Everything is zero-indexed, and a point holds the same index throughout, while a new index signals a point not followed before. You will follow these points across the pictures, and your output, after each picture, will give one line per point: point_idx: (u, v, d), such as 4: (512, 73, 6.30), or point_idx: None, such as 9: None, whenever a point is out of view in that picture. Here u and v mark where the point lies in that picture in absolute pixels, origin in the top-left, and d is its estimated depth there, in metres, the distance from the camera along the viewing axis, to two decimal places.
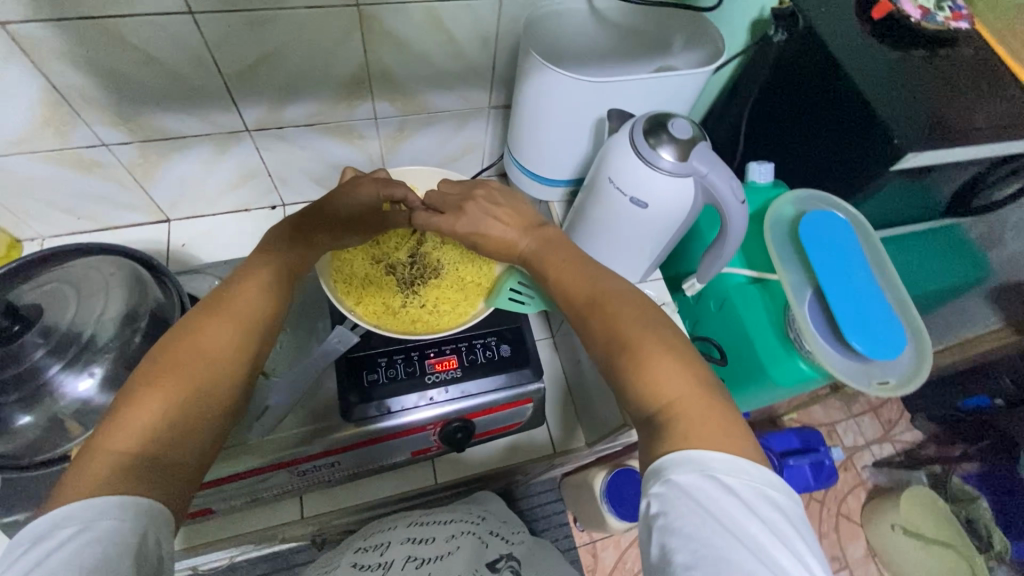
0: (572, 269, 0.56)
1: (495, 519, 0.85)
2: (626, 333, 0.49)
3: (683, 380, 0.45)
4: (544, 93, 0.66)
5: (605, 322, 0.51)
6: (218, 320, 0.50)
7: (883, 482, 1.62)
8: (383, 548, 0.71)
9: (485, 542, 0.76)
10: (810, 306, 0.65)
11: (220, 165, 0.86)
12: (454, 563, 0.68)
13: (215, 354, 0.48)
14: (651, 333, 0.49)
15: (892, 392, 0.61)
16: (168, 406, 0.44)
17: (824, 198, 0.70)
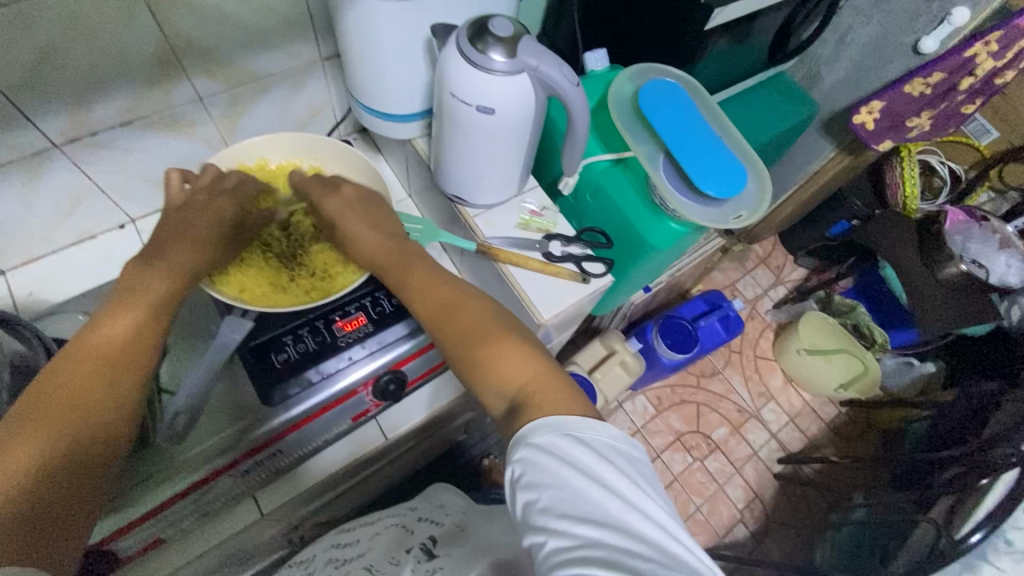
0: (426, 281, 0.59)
1: (430, 506, 0.91)
2: (485, 332, 0.54)
3: (530, 365, 0.50)
4: (365, 25, 0.64)
5: (462, 329, 0.55)
6: (77, 361, 0.49)
7: (785, 318, 1.83)
8: (316, 562, 0.80)
9: (411, 530, 0.82)
10: (665, 169, 0.71)
11: (38, 194, 0.76)
12: (369, 554, 0.76)
13: (78, 392, 0.47)
14: (506, 329, 0.53)
15: (746, 223, 0.69)
16: (37, 458, 0.42)
17: (654, 70, 0.76)
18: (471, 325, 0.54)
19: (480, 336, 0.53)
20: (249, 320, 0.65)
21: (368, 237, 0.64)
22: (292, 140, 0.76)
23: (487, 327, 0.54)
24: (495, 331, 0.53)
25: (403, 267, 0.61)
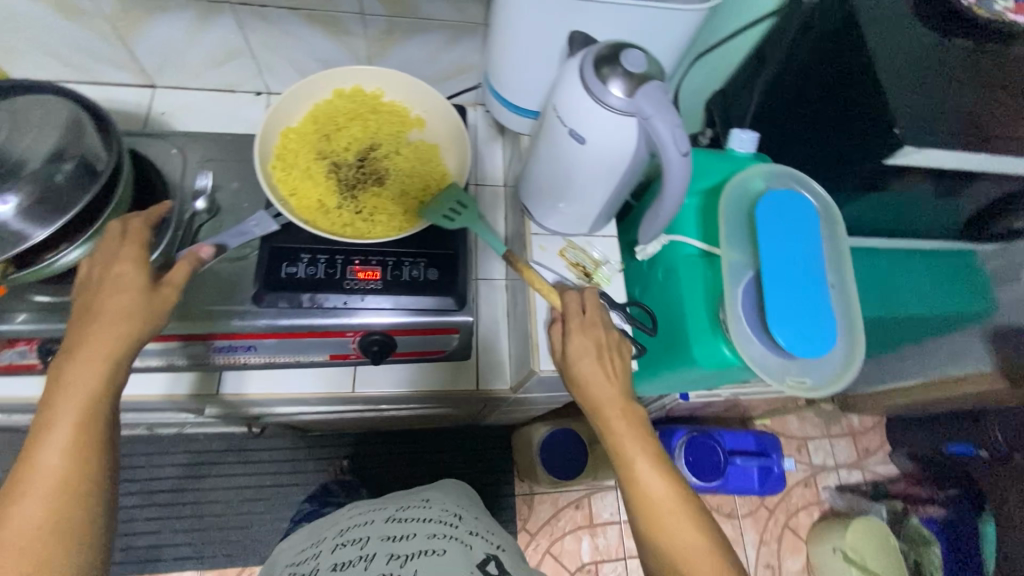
0: (665, 483, 0.55)
1: (470, 516, 0.79)
2: (699, 567, 0.51)
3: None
4: (516, 5, 0.62)
5: (673, 554, 0.52)
6: (80, 360, 0.51)
7: (841, 506, 1.56)
8: (362, 543, 0.66)
9: (470, 544, 0.68)
10: (745, 290, 0.60)
11: (202, 36, 0.84)
12: (443, 560, 0.62)
13: (88, 371, 0.51)
14: (714, 567, 0.51)
15: (805, 394, 0.58)
16: (68, 436, 0.48)
17: (796, 177, 0.65)
18: (688, 553, 0.52)
19: (687, 572, 0.51)
20: (277, 224, 0.65)
21: (617, 412, 0.58)
22: (411, 89, 0.76)
23: (707, 559, 0.52)
24: (710, 568, 0.51)
25: (632, 447, 0.56)
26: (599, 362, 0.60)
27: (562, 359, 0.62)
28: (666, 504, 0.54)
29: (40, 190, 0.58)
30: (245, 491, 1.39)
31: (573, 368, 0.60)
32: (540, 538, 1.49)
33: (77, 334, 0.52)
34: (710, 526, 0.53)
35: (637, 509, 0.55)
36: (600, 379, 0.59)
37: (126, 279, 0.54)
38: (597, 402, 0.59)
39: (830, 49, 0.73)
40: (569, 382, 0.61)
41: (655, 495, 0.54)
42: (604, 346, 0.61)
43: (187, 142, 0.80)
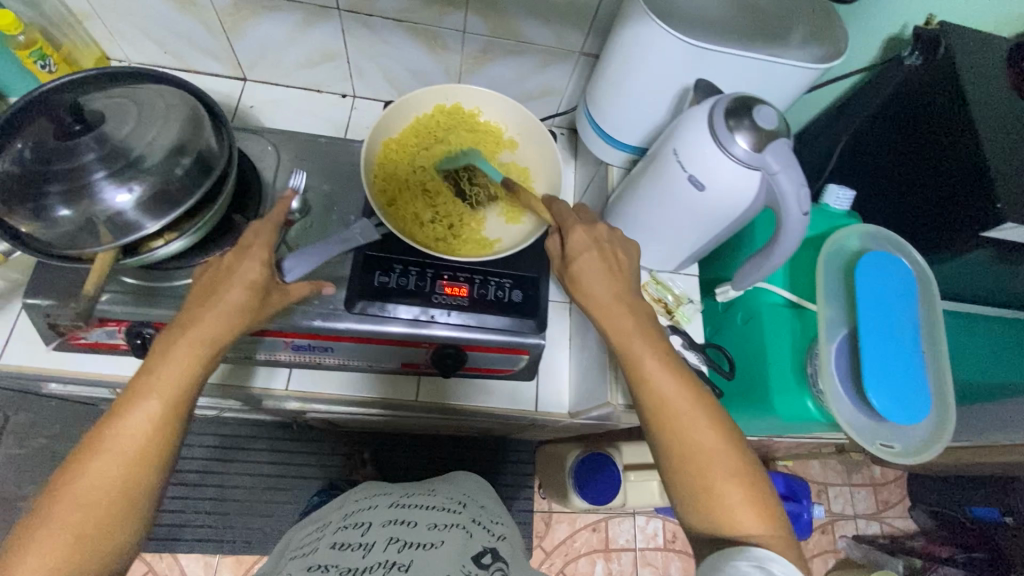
0: (678, 382, 0.53)
1: (474, 505, 0.79)
2: (716, 464, 0.51)
3: (756, 507, 0.50)
4: (640, 46, 0.63)
5: (693, 455, 0.51)
6: (185, 337, 0.52)
7: (857, 557, 1.54)
8: (363, 528, 0.66)
9: (470, 534, 0.67)
10: (839, 348, 0.61)
11: (304, 37, 0.86)
12: (439, 551, 0.61)
13: (189, 351, 0.52)
14: (726, 461, 0.51)
15: (891, 458, 0.59)
16: (157, 409, 0.50)
17: (894, 239, 0.65)
18: (705, 450, 0.51)
19: (699, 464, 0.51)
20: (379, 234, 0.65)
21: (629, 318, 0.57)
22: (512, 112, 0.78)
23: (721, 452, 0.51)
24: (724, 464, 0.51)
25: (644, 352, 0.55)
26: (609, 272, 0.59)
27: (564, 267, 0.61)
28: (679, 400, 0.53)
29: (159, 182, 0.59)
30: (268, 479, 1.38)
31: (578, 274, 0.59)
32: (554, 557, 1.49)
33: (187, 316, 0.53)
34: (726, 424, 0.52)
35: (651, 412, 0.53)
36: (610, 286, 0.58)
37: (245, 275, 0.56)
38: (605, 311, 0.57)
39: (930, 111, 0.74)
40: (573, 287, 0.60)
41: (669, 396, 0.53)
42: (613, 258, 0.60)
43: (281, 139, 0.81)
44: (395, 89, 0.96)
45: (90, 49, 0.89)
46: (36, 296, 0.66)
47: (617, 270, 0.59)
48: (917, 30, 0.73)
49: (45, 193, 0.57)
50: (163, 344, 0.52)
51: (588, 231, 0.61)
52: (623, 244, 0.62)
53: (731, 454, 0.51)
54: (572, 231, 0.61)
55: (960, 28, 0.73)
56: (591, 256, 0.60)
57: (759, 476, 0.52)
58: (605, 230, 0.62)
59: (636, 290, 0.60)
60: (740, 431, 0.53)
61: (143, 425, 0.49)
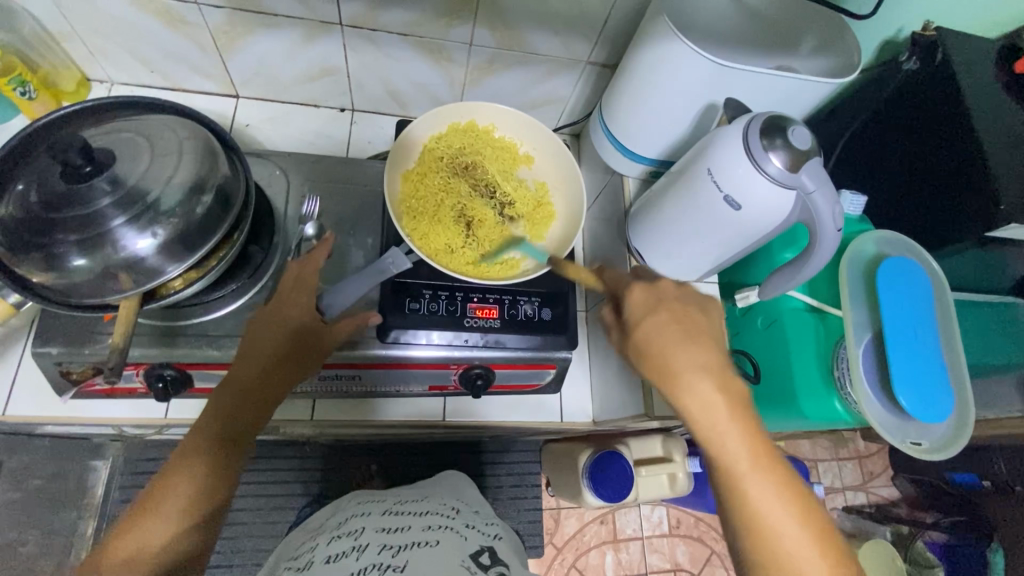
0: (767, 477, 0.49)
1: (468, 510, 0.79)
2: (810, 574, 0.46)
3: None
4: (663, 64, 0.63)
5: (782, 564, 0.46)
6: (234, 385, 0.57)
7: (848, 527, 1.56)
8: (356, 535, 0.65)
9: (465, 535, 0.68)
10: (865, 351, 0.64)
11: (302, 53, 0.83)
12: (436, 550, 0.61)
13: (239, 397, 0.57)
14: (821, 572, 0.46)
15: (919, 453, 0.62)
16: (213, 452, 0.54)
17: (906, 243, 0.69)
18: (795, 558, 0.46)
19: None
20: (410, 262, 0.67)
21: (713, 400, 0.51)
22: (534, 129, 0.76)
23: (816, 561, 0.46)
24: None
25: (724, 437, 0.50)
26: (682, 336, 0.54)
27: (630, 335, 0.55)
28: (757, 485, 0.48)
29: (182, 224, 0.57)
30: (274, 499, 1.28)
31: (647, 344, 0.54)
32: (566, 552, 1.44)
33: (235, 370, 0.58)
34: (820, 526, 0.48)
35: (737, 513, 0.48)
36: (687, 355, 0.53)
37: (290, 322, 0.61)
38: (678, 386, 0.52)
39: (929, 115, 0.77)
40: (637, 354, 0.55)
41: (754, 489, 0.48)
42: (687, 321, 0.54)
43: (289, 163, 0.78)
44: (396, 102, 0.94)
45: (70, 71, 0.84)
46: (46, 344, 0.63)
47: (696, 338, 0.54)
48: (914, 36, 0.76)
49: (55, 241, 0.53)
50: (218, 399, 0.56)
51: (650, 290, 0.56)
52: (699, 303, 0.57)
53: (823, 561, 0.46)
54: (632, 291, 0.57)
55: (954, 33, 0.76)
56: (657, 317, 0.55)
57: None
58: (669, 290, 0.57)
59: (723, 363, 0.54)
60: (825, 522, 0.48)
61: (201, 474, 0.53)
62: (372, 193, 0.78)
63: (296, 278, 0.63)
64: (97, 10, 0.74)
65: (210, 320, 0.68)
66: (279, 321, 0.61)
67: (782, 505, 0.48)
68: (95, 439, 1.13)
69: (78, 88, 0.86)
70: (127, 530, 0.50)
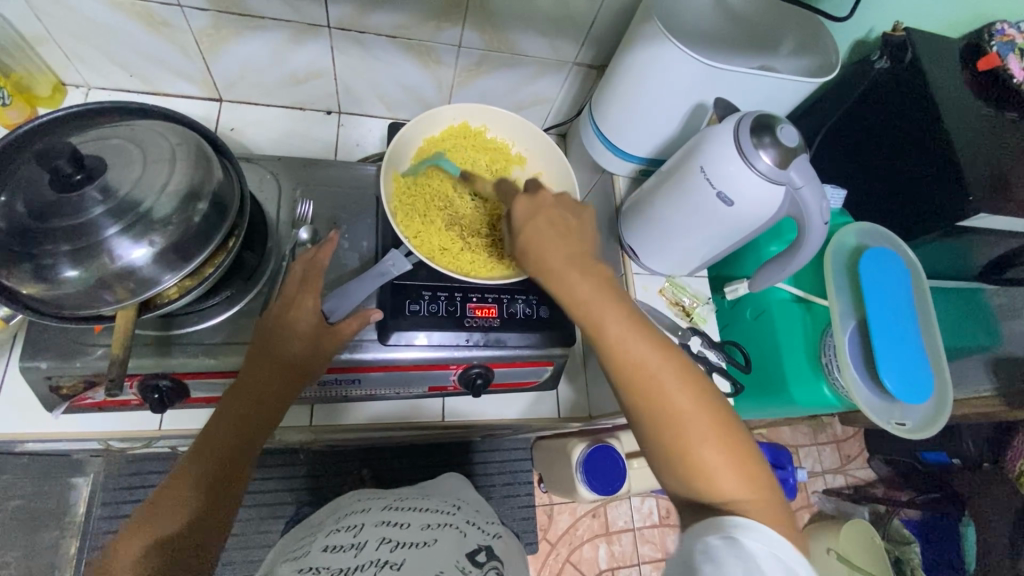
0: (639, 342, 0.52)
1: (470, 508, 0.80)
2: (693, 431, 0.50)
3: (743, 474, 0.49)
4: (654, 65, 0.65)
5: (669, 422, 0.50)
6: (230, 402, 0.58)
7: (828, 509, 1.59)
8: (356, 530, 0.66)
9: (464, 533, 0.68)
10: (851, 337, 0.67)
11: (288, 55, 0.82)
12: (434, 549, 0.61)
13: (233, 411, 0.57)
14: (702, 427, 0.50)
15: (904, 434, 0.66)
16: (207, 465, 0.55)
17: (883, 234, 0.73)
18: (687, 423, 0.50)
19: (675, 431, 0.50)
20: (411, 264, 0.68)
21: (581, 285, 0.54)
22: (535, 139, 0.78)
23: (695, 418, 0.50)
24: (700, 430, 0.50)
25: (605, 317, 0.53)
26: (560, 236, 0.57)
27: (515, 241, 0.59)
28: (651, 362, 0.52)
29: (178, 233, 0.56)
30: (263, 508, 1.26)
31: (529, 243, 0.57)
32: (560, 547, 1.45)
33: (236, 387, 0.58)
34: (700, 383, 0.52)
35: (621, 377, 0.52)
36: (557, 247, 0.56)
37: (292, 329, 0.60)
38: (555, 278, 0.55)
39: (900, 111, 0.80)
40: (524, 255, 0.57)
41: (632, 359, 0.52)
42: (564, 224, 0.58)
43: (279, 167, 0.78)
44: (384, 104, 0.94)
45: (44, 76, 0.81)
46: (34, 358, 0.61)
47: (570, 237, 0.57)
48: (886, 36, 0.80)
49: (46, 252, 0.52)
50: (218, 411, 0.58)
51: (531, 200, 0.59)
52: (575, 211, 0.61)
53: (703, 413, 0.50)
54: (514, 201, 0.59)
55: (922, 33, 0.80)
56: (539, 222, 0.58)
57: (744, 440, 0.51)
58: (548, 196, 0.60)
59: (587, 252, 0.57)
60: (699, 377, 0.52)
61: (191, 483, 0.53)
62: (365, 195, 0.78)
63: (298, 283, 0.63)
64: (74, 14, 0.72)
65: (205, 329, 0.66)
66: (274, 336, 0.60)
67: (675, 373, 0.51)
68: (76, 455, 1.09)
69: (54, 93, 0.83)
70: (117, 541, 0.50)
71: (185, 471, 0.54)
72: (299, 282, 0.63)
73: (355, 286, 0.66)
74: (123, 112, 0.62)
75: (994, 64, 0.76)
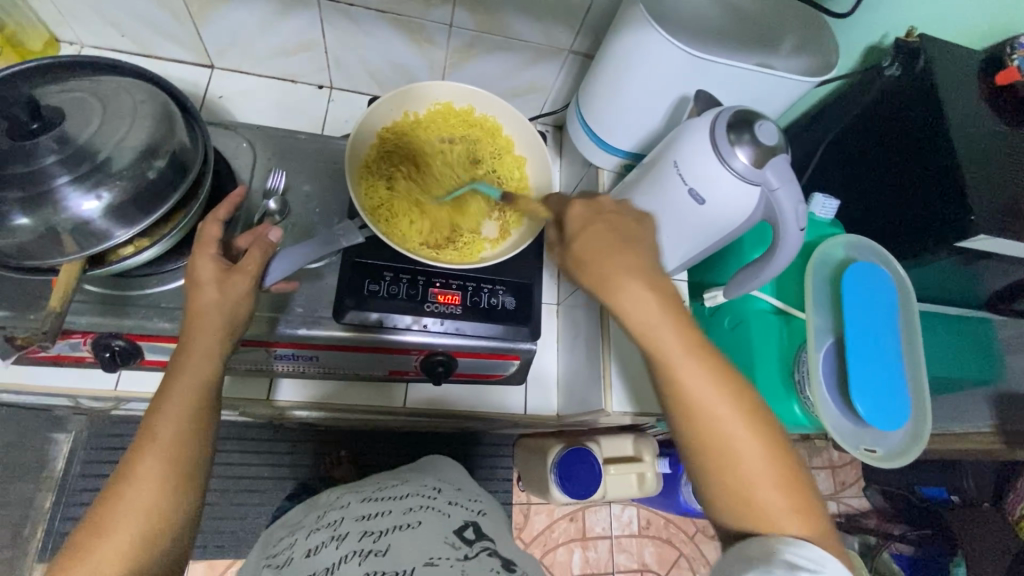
0: (699, 365, 0.50)
1: (451, 489, 0.79)
2: (745, 457, 0.48)
3: (799, 508, 0.47)
4: (638, 52, 0.62)
5: (716, 442, 0.49)
6: (181, 375, 0.53)
7: None
8: (335, 525, 0.65)
9: (448, 513, 0.68)
10: (826, 355, 0.63)
11: (278, 24, 0.81)
12: (418, 534, 0.62)
13: (190, 382, 0.53)
14: (760, 460, 0.48)
15: (873, 461, 0.62)
16: (171, 436, 0.52)
17: (874, 248, 0.69)
18: (741, 457, 0.48)
19: (732, 465, 0.48)
20: (362, 236, 0.65)
21: (648, 301, 0.51)
22: (523, 132, 0.75)
23: (759, 457, 0.48)
24: (767, 471, 0.48)
25: (661, 337, 0.51)
26: (617, 248, 0.54)
27: (568, 249, 0.56)
28: (688, 370, 0.50)
29: (131, 189, 0.55)
30: (241, 481, 1.25)
31: (583, 252, 0.54)
32: (533, 548, 1.43)
33: (187, 356, 0.54)
34: (758, 417, 0.49)
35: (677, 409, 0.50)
36: (622, 261, 0.53)
37: (231, 296, 0.56)
38: (614, 292, 0.52)
39: (908, 123, 0.76)
40: (574, 266, 0.55)
41: (694, 387, 0.50)
42: (621, 233, 0.55)
43: (258, 136, 0.77)
44: (375, 81, 0.92)
45: (38, 31, 0.81)
46: None
47: (629, 243, 0.54)
48: (898, 42, 0.75)
49: None
50: (168, 387, 0.53)
51: (588, 205, 0.57)
52: (635, 216, 0.58)
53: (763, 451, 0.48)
54: (570, 206, 0.57)
55: (938, 41, 0.75)
56: (598, 227, 0.56)
57: (805, 481, 0.49)
58: (606, 202, 0.58)
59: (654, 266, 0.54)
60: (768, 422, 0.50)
61: (162, 457, 0.51)
62: (340, 170, 0.77)
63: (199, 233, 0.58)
64: None
65: (162, 292, 0.65)
66: (206, 306, 0.55)
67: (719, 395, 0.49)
68: (57, 412, 1.11)
69: (46, 49, 0.83)
70: (99, 517, 0.48)
71: (151, 443, 0.51)
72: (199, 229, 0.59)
73: (297, 249, 0.62)
74: (94, 66, 0.61)
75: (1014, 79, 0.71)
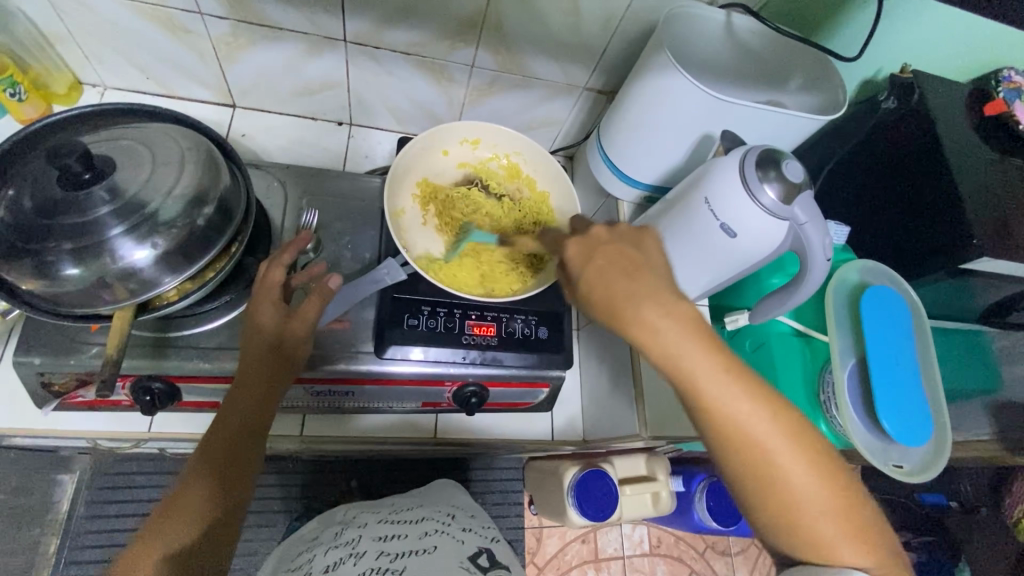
0: (734, 389, 0.47)
1: (464, 515, 0.80)
2: (796, 483, 0.46)
3: (857, 533, 0.46)
4: (663, 95, 0.66)
5: (763, 470, 0.46)
6: (230, 413, 0.56)
7: None
8: (353, 543, 0.66)
9: (461, 539, 0.69)
10: (850, 376, 0.66)
11: (304, 66, 0.83)
12: (433, 556, 0.62)
13: (238, 420, 0.56)
14: (814, 480, 0.46)
15: (902, 477, 0.65)
16: (212, 470, 0.53)
17: (886, 272, 0.73)
18: (789, 483, 0.46)
19: (784, 494, 0.46)
20: (405, 273, 0.69)
21: (669, 330, 0.48)
22: (544, 165, 0.77)
23: (808, 477, 0.46)
24: (812, 492, 0.46)
25: (692, 364, 0.47)
26: (625, 275, 0.51)
27: (573, 280, 0.55)
28: (720, 394, 0.47)
29: (181, 236, 0.56)
30: (250, 516, 1.23)
31: (592, 288, 0.52)
32: (547, 572, 1.42)
33: (238, 395, 0.56)
34: (791, 419, 0.47)
35: (707, 431, 0.47)
36: (635, 289, 0.50)
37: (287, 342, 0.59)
38: (632, 323, 0.49)
39: (906, 153, 0.81)
40: (581, 292, 0.53)
41: (727, 406, 0.47)
42: (628, 260, 0.52)
43: (287, 175, 0.78)
44: (395, 118, 0.94)
45: (62, 74, 0.82)
46: (29, 354, 0.61)
47: (641, 271, 0.52)
48: (893, 78, 0.81)
49: (49, 249, 0.52)
50: (218, 422, 0.56)
51: (584, 242, 0.54)
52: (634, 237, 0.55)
53: (809, 475, 0.46)
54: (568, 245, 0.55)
55: (929, 77, 0.81)
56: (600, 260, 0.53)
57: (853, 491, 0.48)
58: (602, 232, 0.55)
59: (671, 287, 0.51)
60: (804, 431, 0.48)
61: (202, 491, 0.52)
62: (369, 207, 0.79)
63: (261, 273, 0.61)
64: (96, 15, 0.73)
65: (201, 333, 0.66)
66: (258, 349, 0.57)
67: (765, 419, 0.47)
68: (64, 452, 1.09)
69: (69, 91, 0.84)
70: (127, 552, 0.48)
71: (193, 478, 0.52)
72: (261, 272, 0.61)
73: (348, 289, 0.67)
74: (137, 113, 0.62)
75: (1001, 109, 0.78)
